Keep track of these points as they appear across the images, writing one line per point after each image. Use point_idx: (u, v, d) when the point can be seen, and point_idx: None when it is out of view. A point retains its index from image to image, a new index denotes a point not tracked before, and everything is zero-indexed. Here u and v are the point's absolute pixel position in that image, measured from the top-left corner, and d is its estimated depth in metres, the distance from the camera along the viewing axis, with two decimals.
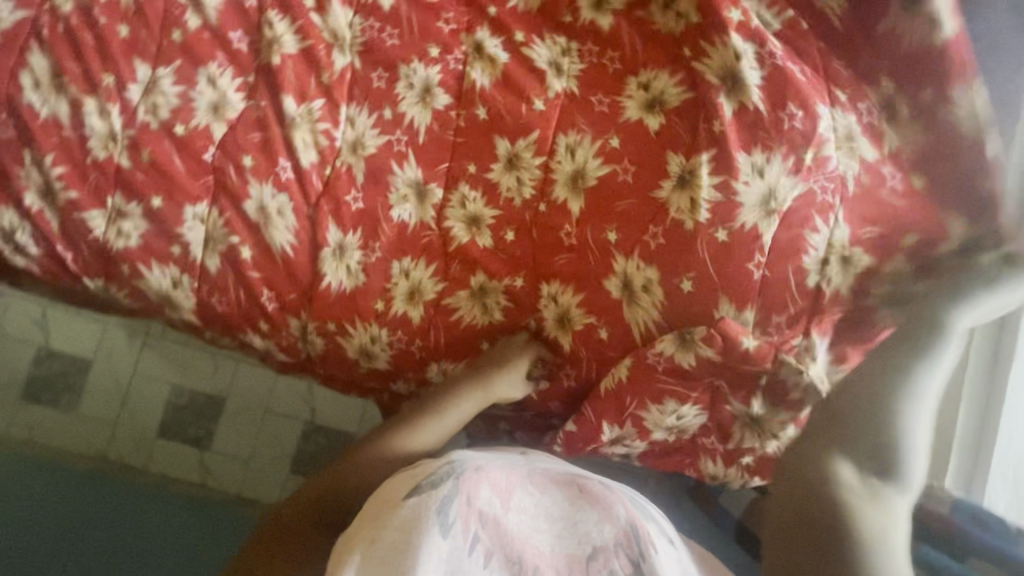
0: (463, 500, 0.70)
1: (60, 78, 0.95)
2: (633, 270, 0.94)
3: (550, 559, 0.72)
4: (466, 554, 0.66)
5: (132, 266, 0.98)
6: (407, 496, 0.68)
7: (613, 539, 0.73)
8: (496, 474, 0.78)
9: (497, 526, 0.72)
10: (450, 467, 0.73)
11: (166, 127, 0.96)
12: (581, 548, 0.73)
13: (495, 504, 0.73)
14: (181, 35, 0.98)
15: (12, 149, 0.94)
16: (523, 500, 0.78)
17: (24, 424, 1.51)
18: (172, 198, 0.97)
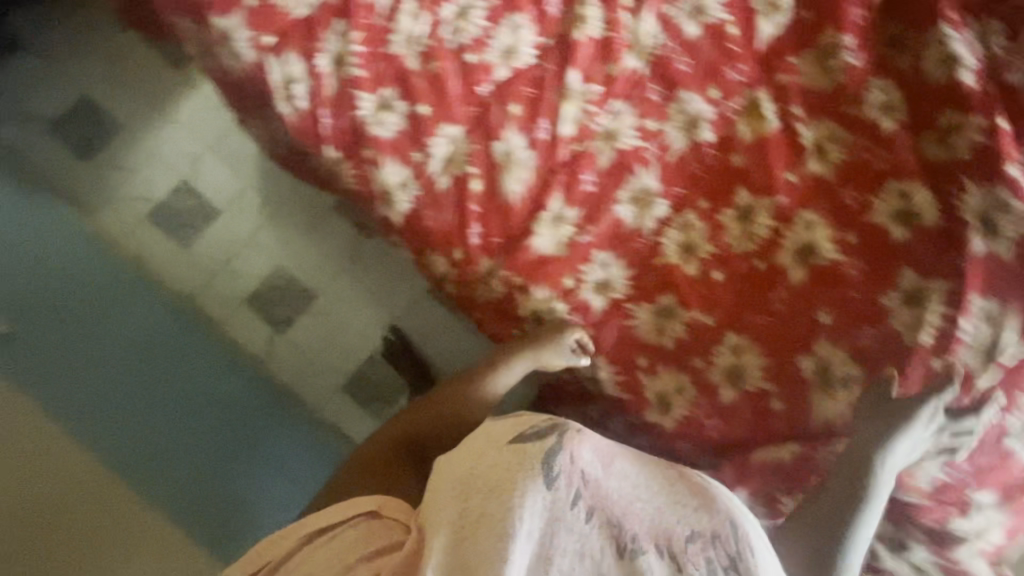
0: (566, 457, 0.66)
1: None
2: (838, 361, 0.90)
3: (648, 531, 0.64)
4: (567, 512, 0.63)
5: (374, 153, 1.02)
6: (515, 440, 0.68)
7: (712, 529, 0.64)
8: (599, 438, 0.71)
9: (597, 488, 0.67)
10: (553, 423, 0.70)
11: (460, 51, 1.01)
12: (682, 528, 0.65)
13: (598, 466, 0.68)
14: None
15: (325, 14, 1.00)
16: (623, 466, 0.70)
17: (136, 239, 1.73)
18: (437, 112, 1.02)
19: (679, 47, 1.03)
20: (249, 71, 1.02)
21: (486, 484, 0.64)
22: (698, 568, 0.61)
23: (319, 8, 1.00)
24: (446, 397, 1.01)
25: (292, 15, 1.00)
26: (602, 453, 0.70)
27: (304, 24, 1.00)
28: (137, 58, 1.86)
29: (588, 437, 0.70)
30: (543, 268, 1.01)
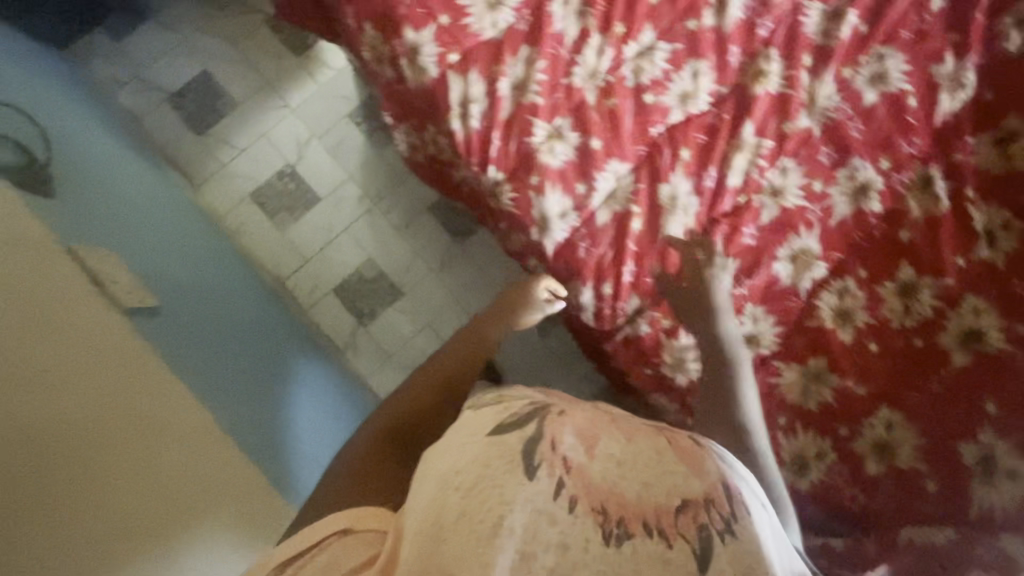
0: (545, 444, 0.54)
1: (585, 6, 1.02)
2: (1002, 451, 0.88)
3: (637, 510, 0.50)
4: (550, 507, 0.50)
5: (540, 180, 1.03)
6: (494, 433, 0.57)
7: (705, 494, 0.52)
8: (581, 416, 0.59)
9: (583, 477, 0.52)
10: (531, 407, 0.60)
11: (638, 91, 1.02)
12: (671, 499, 0.51)
13: (581, 449, 0.55)
14: (695, 26, 1.03)
15: (514, 40, 1.01)
16: (610, 445, 0.55)
17: (238, 216, 1.91)
18: (608, 148, 1.03)
19: (854, 111, 1.03)
20: (429, 85, 1.02)
21: (467, 478, 0.53)
22: (691, 537, 0.49)
23: (508, 32, 1.01)
24: (427, 379, 0.89)
25: (482, 37, 1.02)
26: (585, 434, 0.56)
27: (491, 46, 1.02)
28: (263, 44, 1.95)
29: (572, 420, 0.58)
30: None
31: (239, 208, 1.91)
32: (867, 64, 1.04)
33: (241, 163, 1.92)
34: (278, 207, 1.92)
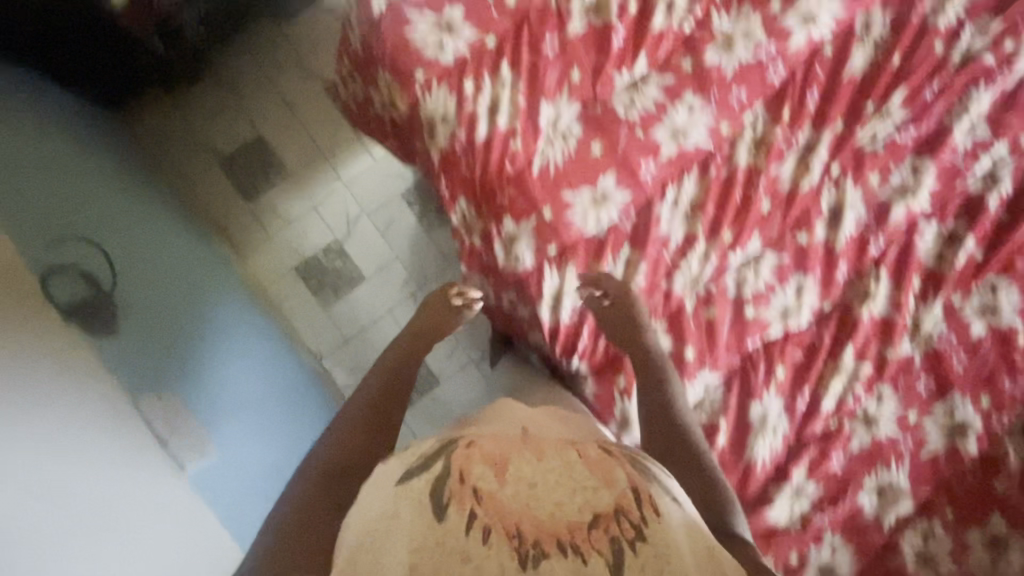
0: (453, 480, 0.59)
1: (696, 210, 0.97)
2: None
3: (551, 530, 0.55)
4: (462, 539, 0.54)
5: (628, 383, 1.00)
6: (404, 477, 0.61)
7: (614, 504, 0.58)
8: (494, 445, 0.64)
9: (495, 504, 0.57)
10: (440, 445, 0.64)
11: (739, 302, 0.98)
12: (583, 514, 0.56)
13: (493, 476, 0.59)
14: (806, 239, 0.98)
15: (617, 239, 0.97)
16: (523, 467, 0.60)
17: (282, 289, 1.83)
18: (701, 358, 0.98)
19: (959, 343, 0.99)
20: (521, 274, 0.98)
21: (385, 525, 0.56)
22: (604, 550, 0.54)
23: (611, 230, 0.97)
24: (359, 401, 0.86)
25: (584, 232, 0.97)
26: (497, 460, 0.61)
27: (591, 242, 0.97)
28: (322, 112, 1.90)
29: (481, 451, 0.62)
30: (770, 539, 0.97)
31: (281, 280, 1.83)
32: (978, 294, 0.99)
33: (289, 232, 1.85)
34: (321, 281, 1.84)
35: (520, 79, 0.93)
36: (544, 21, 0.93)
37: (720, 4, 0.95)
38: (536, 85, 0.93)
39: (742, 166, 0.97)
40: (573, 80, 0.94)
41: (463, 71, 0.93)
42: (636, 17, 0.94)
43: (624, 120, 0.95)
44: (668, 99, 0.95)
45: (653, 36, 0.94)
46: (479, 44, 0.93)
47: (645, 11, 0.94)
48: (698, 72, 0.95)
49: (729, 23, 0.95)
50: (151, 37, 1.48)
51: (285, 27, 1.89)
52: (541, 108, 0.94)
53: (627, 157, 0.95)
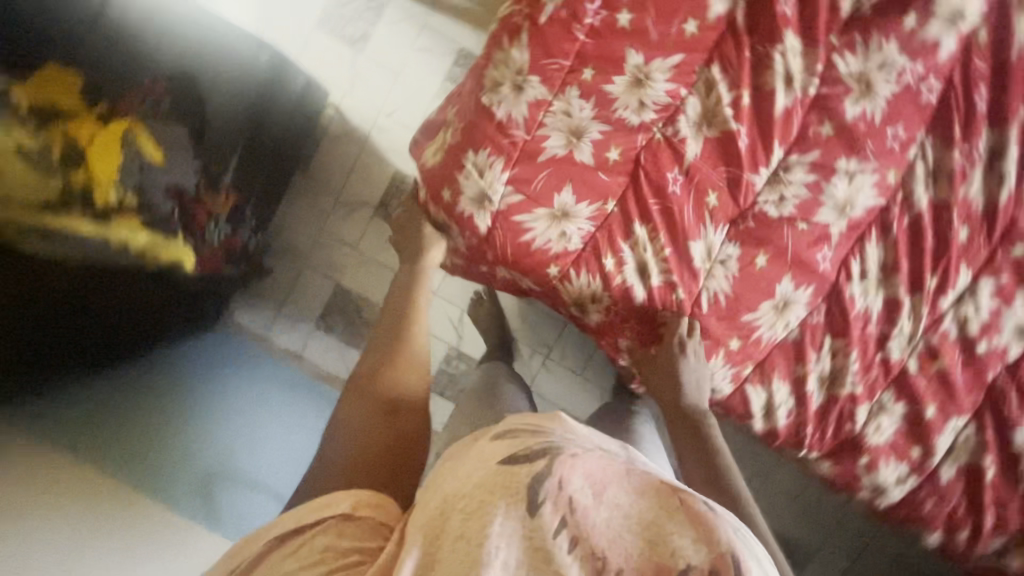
0: (552, 482, 0.51)
1: (887, 273, 0.88)
2: None
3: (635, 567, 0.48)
4: (548, 542, 0.49)
5: (872, 460, 0.93)
6: (507, 461, 0.54)
7: (711, 564, 0.48)
8: (596, 460, 0.54)
9: (585, 519, 0.50)
10: (546, 441, 0.55)
11: (967, 342, 0.89)
12: (674, 563, 0.48)
13: (590, 492, 0.51)
14: (1021, 250, 0.87)
15: (814, 334, 0.90)
16: (620, 493, 0.52)
17: None
18: (944, 410, 0.91)
19: None
20: (723, 400, 0.94)
21: (466, 498, 0.53)
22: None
23: (804, 329, 0.90)
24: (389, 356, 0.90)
25: (776, 341, 0.90)
26: (596, 479, 0.53)
27: (788, 347, 0.91)
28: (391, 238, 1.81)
29: (585, 464, 0.53)
30: None
31: None
32: None
33: None
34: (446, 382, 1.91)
35: (658, 229, 0.85)
36: (660, 160, 0.84)
37: (840, 44, 0.83)
38: (677, 228, 0.85)
39: (923, 206, 0.86)
40: (712, 204, 0.85)
41: (596, 247, 0.86)
42: (753, 108, 0.83)
43: (780, 219, 0.86)
44: (819, 177, 0.85)
45: (779, 120, 0.83)
46: (601, 214, 0.85)
47: (760, 99, 0.83)
48: (840, 133, 0.84)
49: (859, 64, 0.83)
50: (224, 266, 1.47)
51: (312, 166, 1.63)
52: (691, 244, 0.86)
53: (798, 254, 0.86)
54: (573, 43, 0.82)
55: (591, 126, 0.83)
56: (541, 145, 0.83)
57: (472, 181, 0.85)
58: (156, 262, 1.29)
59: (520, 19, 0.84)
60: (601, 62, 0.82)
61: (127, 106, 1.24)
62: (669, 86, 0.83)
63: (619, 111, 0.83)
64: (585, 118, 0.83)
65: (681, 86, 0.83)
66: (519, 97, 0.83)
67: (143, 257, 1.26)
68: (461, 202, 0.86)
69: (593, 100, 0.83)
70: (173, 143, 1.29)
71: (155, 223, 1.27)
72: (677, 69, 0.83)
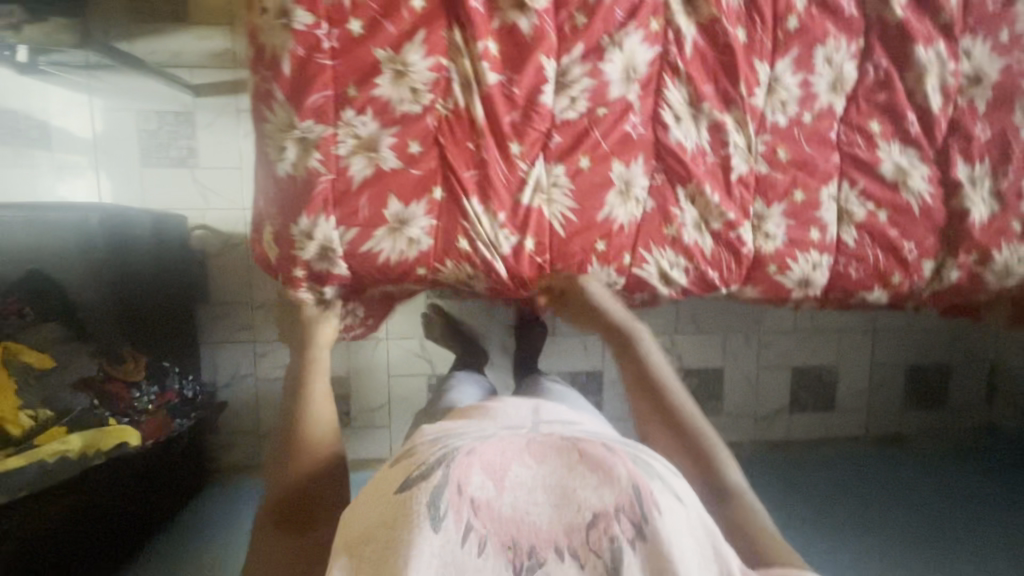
0: (451, 491, 0.60)
1: (697, 105, 0.93)
2: None
3: (546, 536, 0.58)
4: (462, 551, 0.57)
5: (779, 264, 1.01)
6: (401, 490, 0.62)
7: (613, 503, 0.59)
8: (492, 451, 0.63)
9: (493, 511, 0.59)
10: (441, 455, 0.64)
11: (796, 120, 0.97)
12: (581, 517, 0.59)
13: (491, 485, 0.60)
14: (794, 21, 0.94)
15: (665, 194, 0.95)
16: (521, 472, 0.61)
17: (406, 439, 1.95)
18: (809, 188, 0.99)
19: None
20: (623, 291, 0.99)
21: (380, 534, 0.60)
22: (602, 553, 0.58)
23: (655, 194, 0.95)
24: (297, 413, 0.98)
25: (636, 220, 0.96)
26: (494, 469, 0.62)
27: (652, 217, 0.96)
28: None
29: (480, 458, 0.63)
30: (992, 231, 1.02)
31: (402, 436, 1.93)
32: None
33: (399, 407, 1.94)
34: None
35: (486, 198, 0.88)
36: (455, 134, 0.86)
37: None
38: (497, 187, 0.88)
39: (692, 34, 0.91)
40: (517, 152, 0.88)
41: (446, 235, 0.89)
42: (505, 45, 0.86)
43: (581, 116, 0.90)
44: (594, 62, 0.89)
45: (538, 35, 0.86)
46: (434, 206, 0.88)
47: (512, 23, 0.86)
48: (593, 13, 0.87)
49: None
50: (173, 423, 1.43)
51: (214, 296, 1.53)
52: (519, 199, 0.89)
53: (614, 137, 0.91)
54: (321, 71, 0.81)
55: (381, 133, 0.85)
56: (347, 173, 0.85)
57: (309, 247, 0.87)
58: (100, 454, 1.27)
59: (267, 85, 0.83)
60: (355, 76, 0.82)
61: None
62: (428, 63, 0.84)
63: (398, 106, 0.84)
64: (374, 131, 0.85)
65: (439, 58, 0.84)
66: (306, 151, 0.84)
67: (87, 455, 1.25)
68: (311, 263, 0.88)
69: (370, 110, 0.84)
70: (52, 343, 1.32)
71: (79, 421, 1.29)
72: (427, 42, 0.83)
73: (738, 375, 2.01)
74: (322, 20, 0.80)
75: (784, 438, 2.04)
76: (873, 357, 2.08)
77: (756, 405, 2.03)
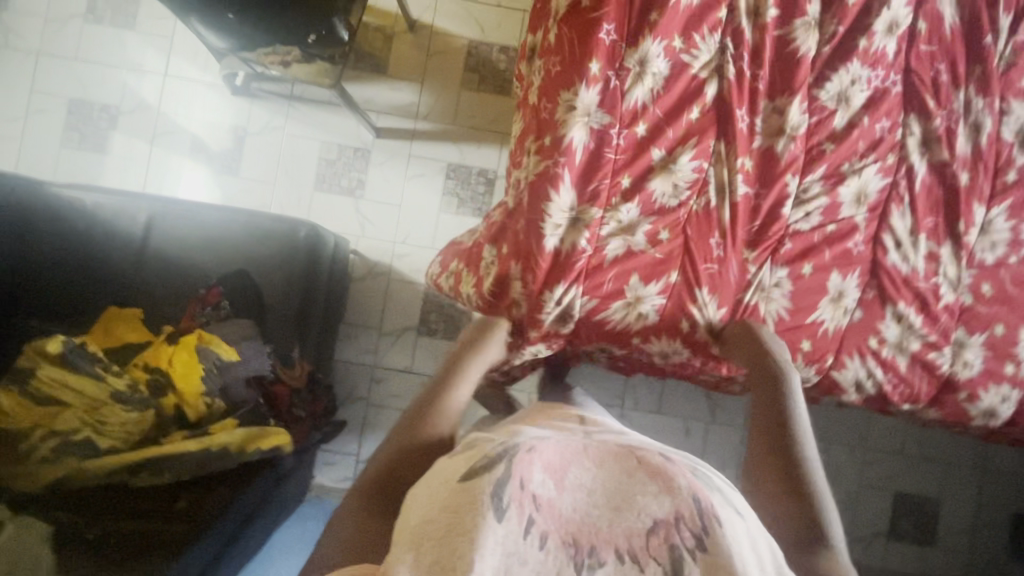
0: (514, 485, 0.61)
1: (917, 235, 1.01)
2: None
3: (608, 538, 0.59)
4: (523, 542, 0.58)
5: (971, 391, 1.04)
6: (466, 479, 0.63)
7: (674, 512, 0.61)
8: (552, 452, 0.67)
9: (553, 509, 0.62)
10: (505, 450, 0.66)
11: (1004, 261, 1.03)
12: (641, 522, 0.60)
13: (552, 484, 0.64)
14: (1013, 174, 1.03)
15: (874, 311, 1.01)
16: (580, 475, 0.65)
17: None
18: (1012, 324, 1.03)
19: None
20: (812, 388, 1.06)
21: (439, 525, 0.59)
22: (662, 558, 0.58)
23: (863, 306, 1.01)
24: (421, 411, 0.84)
25: (844, 328, 1.01)
26: (553, 468, 0.65)
27: (858, 328, 1.02)
28: (439, 348, 1.95)
29: (541, 456, 0.66)
30: None
31: None
32: None
33: None
34: None
35: (715, 290, 0.98)
36: (702, 228, 0.98)
37: (811, 82, 0.99)
38: (726, 286, 0.99)
39: (921, 173, 1.01)
40: (751, 255, 0.99)
41: (672, 318, 0.99)
42: (758, 163, 0.99)
43: (812, 229, 1.00)
44: (833, 184, 0.99)
45: (789, 159, 0.98)
46: (667, 287, 0.98)
47: (767, 146, 0.99)
48: (839, 143, 0.99)
49: (836, 87, 0.98)
50: (311, 432, 1.49)
51: (331, 332, 1.64)
52: (741, 296, 1.00)
53: (840, 251, 1.00)
54: (606, 164, 0.95)
55: (640, 221, 0.97)
56: (603, 252, 0.97)
57: (552, 312, 0.98)
58: (258, 450, 1.27)
59: (557, 168, 0.93)
60: (632, 171, 0.96)
61: (188, 322, 1.40)
62: (693, 164, 0.97)
63: (659, 200, 0.97)
64: (635, 218, 0.97)
65: (702, 161, 0.97)
66: (575, 228, 0.95)
67: (245, 450, 1.25)
68: (545, 326, 1.00)
69: (636, 200, 0.96)
70: (239, 337, 1.40)
71: (247, 416, 1.34)
72: (696, 149, 0.97)
73: (838, 490, 1.96)
74: (616, 122, 0.95)
75: (877, 566, 1.97)
76: (979, 497, 2.00)
77: (852, 524, 1.97)
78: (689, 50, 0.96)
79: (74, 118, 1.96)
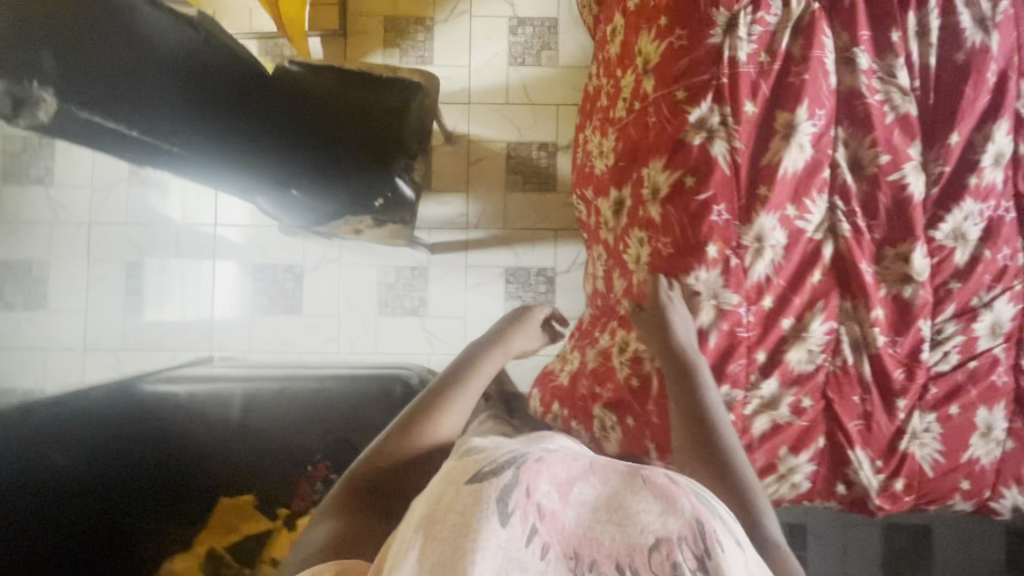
0: (519, 492, 0.51)
1: None
2: None
3: (609, 553, 0.50)
4: (524, 552, 0.48)
5: None
6: (469, 481, 0.52)
7: (677, 531, 0.52)
8: (560, 462, 0.56)
9: (558, 524, 0.51)
10: (510, 457, 0.56)
11: None
12: (644, 540, 0.51)
13: (557, 495, 0.53)
14: None
15: None
16: (588, 491, 0.54)
17: None
18: None
19: None
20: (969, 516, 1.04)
21: (446, 533, 0.48)
22: None
23: (1015, 437, 0.99)
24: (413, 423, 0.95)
25: (997, 459, 1.00)
26: (561, 482, 0.54)
27: (1011, 458, 0.99)
28: None
29: (548, 466, 0.55)
30: None
31: None
32: None
33: None
34: None
35: (865, 446, 0.98)
36: (843, 388, 0.97)
37: (925, 223, 0.97)
38: (878, 439, 0.98)
39: None
40: (902, 402, 0.97)
41: (825, 482, 1.01)
42: (891, 313, 0.97)
43: (953, 369, 0.98)
44: (965, 321, 0.97)
45: (919, 305, 0.96)
46: (817, 453, 0.99)
47: (896, 293, 0.97)
48: (966, 280, 0.97)
49: (952, 225, 0.97)
50: None
51: None
52: (895, 446, 0.98)
53: (983, 387, 0.98)
54: (740, 343, 0.96)
55: (782, 392, 0.97)
56: (750, 430, 0.97)
57: None
58: None
59: None
60: (765, 343, 0.96)
61: (302, 502, 1.41)
62: (825, 327, 0.96)
63: (797, 368, 0.96)
64: (776, 390, 0.97)
65: (833, 322, 0.97)
66: None
67: None
68: None
69: (775, 374, 0.96)
70: None
71: None
72: (825, 312, 0.96)
73: None
74: (745, 300, 0.95)
75: None
76: None
77: None
78: (802, 215, 0.95)
79: (134, 282, 1.98)
